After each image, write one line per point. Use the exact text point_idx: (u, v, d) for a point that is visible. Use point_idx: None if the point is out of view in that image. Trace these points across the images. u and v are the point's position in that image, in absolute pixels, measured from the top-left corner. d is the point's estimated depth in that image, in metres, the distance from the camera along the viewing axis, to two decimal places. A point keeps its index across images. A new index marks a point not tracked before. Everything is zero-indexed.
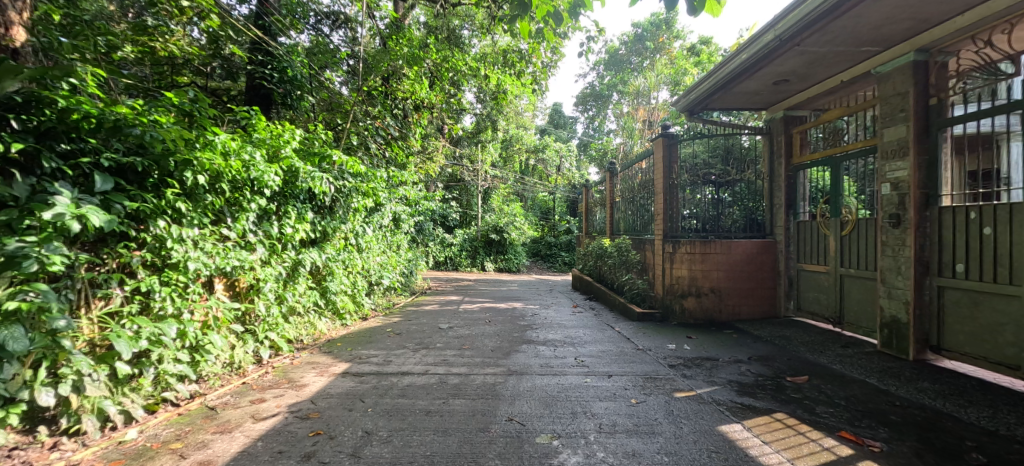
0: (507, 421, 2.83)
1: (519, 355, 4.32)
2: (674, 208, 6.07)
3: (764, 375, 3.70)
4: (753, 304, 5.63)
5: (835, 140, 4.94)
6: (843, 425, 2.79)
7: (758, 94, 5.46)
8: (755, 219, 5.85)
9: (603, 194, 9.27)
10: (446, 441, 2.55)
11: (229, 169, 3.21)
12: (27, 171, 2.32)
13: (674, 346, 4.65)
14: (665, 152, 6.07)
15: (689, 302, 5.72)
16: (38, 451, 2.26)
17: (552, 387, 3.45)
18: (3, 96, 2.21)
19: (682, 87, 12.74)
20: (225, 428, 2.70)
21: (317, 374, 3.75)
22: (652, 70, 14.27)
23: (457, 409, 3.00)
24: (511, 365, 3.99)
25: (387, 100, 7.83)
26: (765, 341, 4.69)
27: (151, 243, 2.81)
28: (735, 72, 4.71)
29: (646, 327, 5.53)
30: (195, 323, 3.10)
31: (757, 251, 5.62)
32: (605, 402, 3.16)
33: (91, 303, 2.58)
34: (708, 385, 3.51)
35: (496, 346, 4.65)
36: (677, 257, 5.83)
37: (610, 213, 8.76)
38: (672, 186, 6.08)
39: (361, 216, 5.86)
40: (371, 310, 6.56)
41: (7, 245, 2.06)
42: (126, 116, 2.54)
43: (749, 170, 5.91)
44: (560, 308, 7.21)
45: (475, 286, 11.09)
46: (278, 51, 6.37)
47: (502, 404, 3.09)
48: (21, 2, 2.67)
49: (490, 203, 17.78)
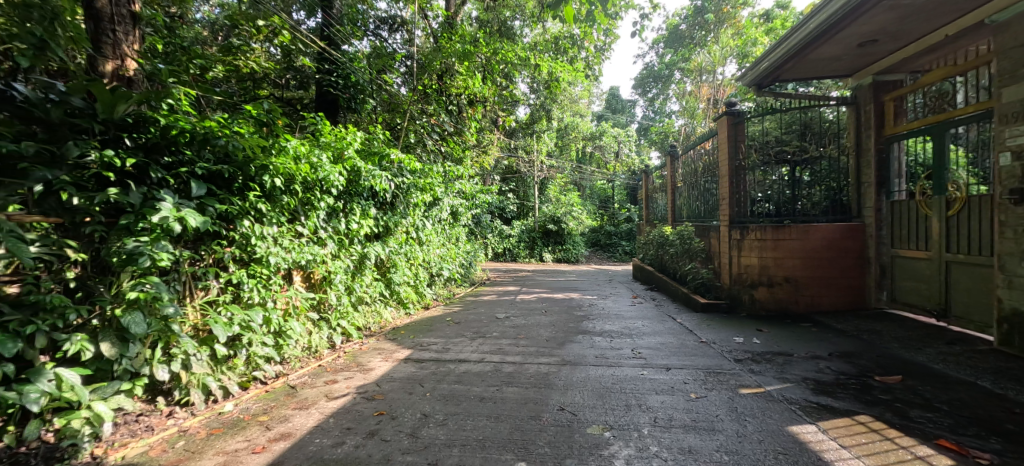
0: (559, 410, 2.94)
1: (574, 345, 4.40)
2: (742, 191, 5.92)
3: (847, 373, 3.54)
4: (836, 295, 5.27)
5: (939, 105, 4.48)
6: (943, 432, 2.63)
7: (840, 60, 5.07)
8: (840, 200, 5.45)
9: (664, 179, 9.06)
10: (498, 427, 2.71)
11: (300, 171, 3.55)
12: (139, 182, 2.69)
13: (743, 339, 4.53)
14: (731, 131, 5.92)
15: (760, 292, 5.53)
16: (159, 417, 2.69)
17: (606, 378, 3.51)
18: (117, 118, 2.56)
19: (750, 59, 11.87)
20: (304, 404, 3.03)
21: (383, 359, 4.06)
22: (717, 44, 13.19)
23: (510, 396, 3.15)
24: (566, 355, 4.09)
25: (442, 97, 8.10)
26: (850, 336, 4.44)
27: (238, 240, 3.19)
28: (812, 35, 4.43)
29: (711, 319, 5.39)
30: (277, 311, 3.48)
31: (842, 236, 5.24)
32: (662, 396, 3.18)
33: (194, 294, 2.98)
34: (779, 382, 3.41)
35: (551, 336, 4.76)
36: (746, 244, 5.63)
37: (671, 199, 8.57)
38: (739, 168, 5.90)
39: (421, 210, 6.19)
40: (432, 299, 6.90)
41: (126, 245, 2.43)
42: (213, 129, 2.87)
43: (831, 145, 5.52)
44: (619, 298, 7.20)
45: (533, 276, 11.26)
46: (343, 59, 6.83)
47: (555, 394, 3.20)
48: (133, 36, 3.13)
49: (547, 193, 17.87)
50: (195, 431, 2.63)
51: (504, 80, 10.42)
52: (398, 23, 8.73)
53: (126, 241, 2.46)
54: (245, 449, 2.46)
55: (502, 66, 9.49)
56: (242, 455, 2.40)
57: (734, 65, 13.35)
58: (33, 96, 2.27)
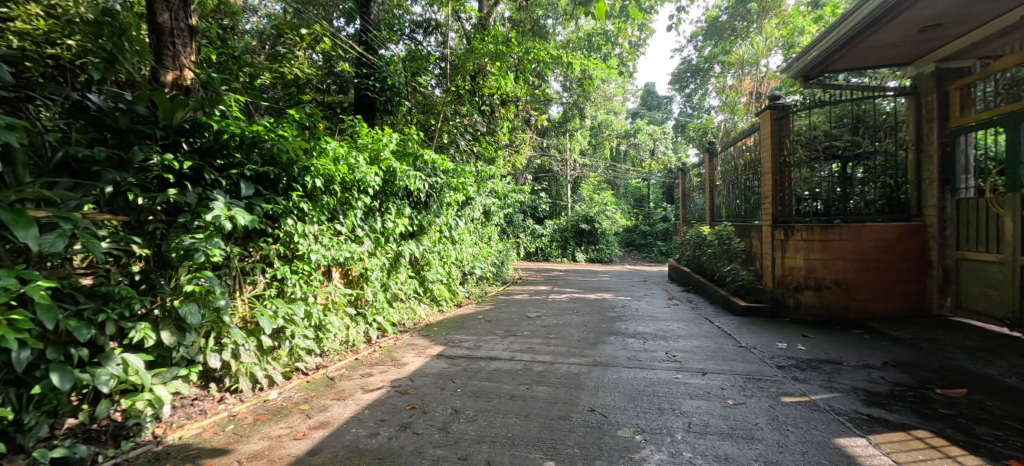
0: (589, 411, 2.95)
1: (605, 346, 4.40)
2: (786, 189, 5.65)
3: (903, 384, 3.33)
4: (892, 301, 4.94)
5: (1012, 94, 4.07)
6: (1013, 452, 2.44)
7: (897, 47, 4.77)
8: (898, 197, 5.12)
9: (702, 177, 8.87)
10: (527, 425, 2.76)
11: (339, 172, 3.72)
12: (195, 183, 2.90)
13: (785, 345, 4.35)
14: (774, 125, 5.65)
15: (807, 296, 5.30)
16: (211, 402, 2.90)
17: (638, 381, 3.50)
18: (176, 125, 2.76)
19: (796, 50, 11.34)
20: (341, 395, 3.18)
21: (416, 354, 4.19)
22: (759, 35, 12.65)
23: (540, 395, 3.20)
24: (597, 356, 4.10)
25: (475, 97, 8.24)
26: (906, 344, 4.19)
27: (282, 238, 3.38)
28: (859, 28, 4.20)
29: (751, 322, 5.22)
30: (317, 305, 3.66)
31: (898, 237, 4.90)
32: (697, 401, 3.12)
33: (243, 288, 3.18)
34: (826, 391, 3.25)
35: (582, 336, 4.78)
36: (791, 245, 5.40)
37: (710, 198, 8.37)
38: (784, 164, 5.63)
39: (454, 210, 6.33)
40: (465, 297, 7.03)
41: (184, 241, 2.62)
42: (260, 132, 3.07)
43: (887, 139, 5.16)
44: (653, 300, 7.11)
45: (566, 276, 11.28)
46: (380, 63, 7.04)
47: (586, 395, 3.22)
48: (190, 48, 3.37)
49: (580, 192, 17.84)
50: (243, 416, 2.81)
51: (537, 79, 10.48)
52: (433, 26, 8.97)
53: (183, 237, 2.64)
54: (288, 435, 2.60)
55: (534, 65, 9.58)
56: (285, 440, 2.54)
57: (779, 56, 12.78)
58: (105, 106, 2.48)
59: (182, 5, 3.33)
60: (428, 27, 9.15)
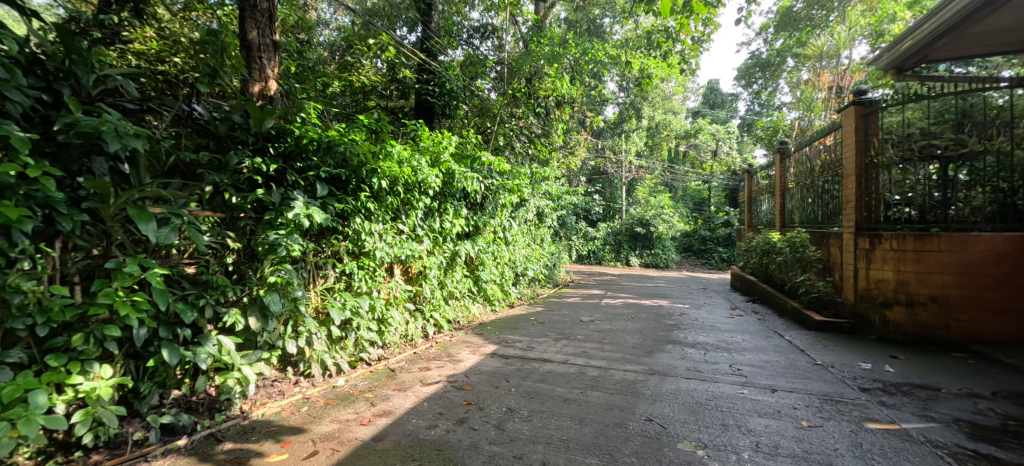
0: (647, 420, 2.82)
1: (662, 355, 4.25)
2: (873, 192, 5.01)
3: (1018, 418, 2.86)
4: (1003, 323, 4.19)
5: None
6: None
7: (1018, 28, 4.26)
8: (1015, 204, 4.25)
9: (772, 180, 8.42)
10: (583, 429, 2.71)
11: (403, 174, 3.94)
12: (279, 184, 3.18)
13: (871, 366, 3.83)
14: (860, 122, 5.11)
15: (896, 313, 4.63)
16: (287, 384, 3.17)
17: (700, 393, 3.28)
18: (264, 131, 3.05)
19: (885, 39, 10.30)
20: (402, 387, 3.36)
21: (471, 352, 4.34)
22: (841, 24, 11.62)
23: (595, 400, 3.15)
24: (653, 364, 3.97)
25: (530, 100, 8.38)
26: (1015, 370, 3.65)
27: (351, 236, 3.61)
28: (967, 12, 3.82)
29: (829, 338, 4.68)
30: (380, 299, 3.90)
31: (1015, 250, 4.16)
32: (766, 419, 2.84)
33: (316, 280, 3.45)
34: (921, 420, 2.84)
35: (637, 344, 4.68)
36: (877, 255, 4.77)
37: (780, 202, 7.89)
38: (872, 165, 5.02)
39: (508, 211, 6.45)
40: (516, 298, 7.11)
41: (269, 237, 2.89)
42: (335, 137, 3.33)
43: (1000, 137, 4.32)
44: (714, 309, 6.84)
45: (619, 281, 11.11)
46: (439, 68, 7.29)
47: (642, 403, 3.09)
48: (275, 61, 3.71)
49: (635, 195, 17.50)
50: (315, 400, 3.04)
51: (594, 80, 10.42)
52: (489, 31, 9.44)
53: (269, 233, 2.92)
54: (355, 420, 2.79)
55: (590, 66, 9.73)
56: (352, 425, 2.72)
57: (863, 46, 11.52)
58: (208, 116, 2.79)
59: (268, 23, 3.69)
60: (485, 32, 9.47)
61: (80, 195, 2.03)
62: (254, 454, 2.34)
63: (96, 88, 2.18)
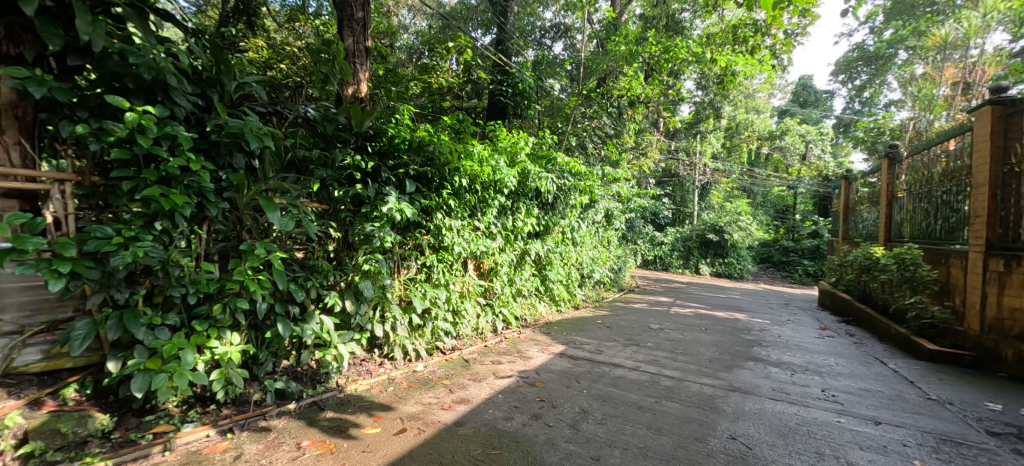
0: (729, 438, 2.74)
1: (743, 371, 4.06)
2: (1011, 205, 4.30)
3: None
4: None
5: None
6: None
7: None
8: None
9: (876, 187, 7.68)
10: (661, 440, 2.70)
11: (483, 173, 4.10)
12: (374, 180, 3.45)
13: (998, 407, 3.41)
14: (998, 124, 4.43)
15: None
16: (373, 365, 3.43)
17: (788, 416, 3.11)
18: (363, 131, 3.33)
19: None
20: (477, 377, 3.53)
21: (540, 350, 4.42)
22: (969, 11, 10.18)
23: (671, 411, 3.11)
24: (732, 380, 3.82)
25: (604, 100, 8.31)
26: None
27: (433, 231, 3.82)
28: None
29: (944, 371, 4.20)
30: (455, 292, 4.11)
31: None
32: (868, 453, 2.65)
33: (400, 271, 3.70)
34: None
35: (713, 357, 4.52)
36: (1014, 280, 4.13)
37: (885, 211, 7.10)
38: (1011, 174, 4.32)
39: (577, 212, 6.47)
40: (582, 299, 7.10)
41: (365, 228, 3.14)
42: (424, 136, 3.56)
43: None
44: (797, 327, 6.41)
45: (688, 289, 10.70)
46: (513, 68, 7.38)
47: (723, 420, 3.00)
48: (366, 66, 4.04)
49: (709, 199, 16.71)
50: (399, 382, 3.28)
51: (672, 79, 10.10)
52: (561, 31, 9.52)
53: (365, 225, 3.18)
54: (437, 404, 2.98)
55: (671, 64, 9.44)
56: (435, 408, 2.91)
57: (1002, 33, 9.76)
58: (318, 117, 3.10)
59: (362, 30, 4.02)
60: (557, 32, 9.59)
61: (223, 186, 2.38)
62: (351, 425, 2.60)
63: (236, 93, 2.56)
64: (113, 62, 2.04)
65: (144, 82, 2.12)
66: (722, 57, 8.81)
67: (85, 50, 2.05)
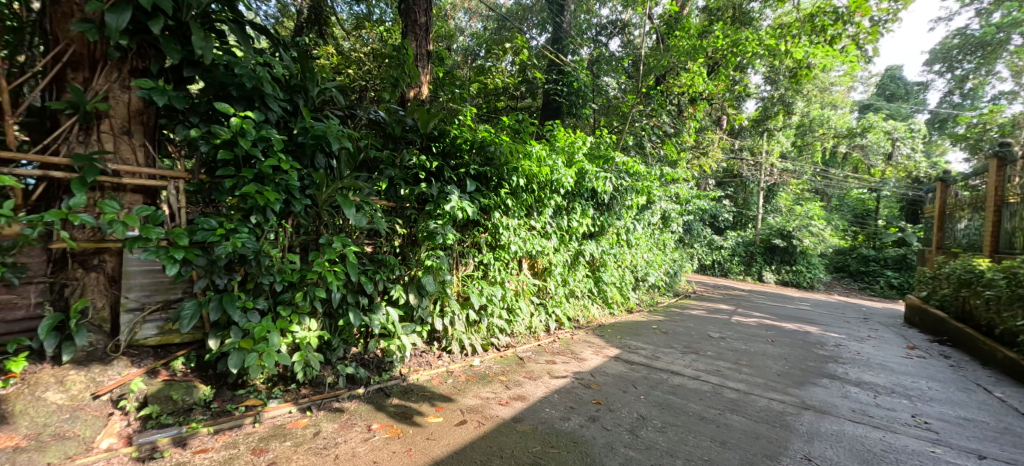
0: (803, 459, 2.63)
1: (817, 389, 3.84)
2: None
3: None
4: None
5: None
6: None
7: None
8: None
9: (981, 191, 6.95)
10: (728, 454, 2.63)
11: (541, 172, 4.15)
12: (437, 178, 3.59)
13: None
14: None
15: None
16: (431, 357, 3.57)
17: (871, 441, 2.93)
18: (428, 132, 3.48)
19: None
20: (533, 375, 3.59)
21: (594, 352, 4.42)
22: None
23: (736, 425, 3.02)
24: (804, 397, 3.63)
25: (664, 97, 8.11)
26: None
27: (491, 229, 3.92)
28: None
29: None
30: (510, 290, 4.20)
31: None
32: None
33: (458, 268, 3.83)
34: None
35: (781, 371, 4.30)
36: None
37: (992, 219, 6.41)
38: None
39: (633, 213, 6.37)
40: (636, 303, 6.96)
41: (429, 226, 3.29)
42: (485, 137, 3.66)
43: None
44: (881, 345, 5.93)
45: (752, 297, 10.19)
46: (568, 67, 7.42)
47: (795, 439, 2.88)
48: (427, 70, 4.21)
49: (775, 202, 15.81)
50: (457, 374, 3.41)
51: (739, 73, 9.64)
52: (618, 28, 9.39)
53: (428, 222, 3.33)
54: (494, 399, 3.07)
55: (740, 58, 9.02)
56: (493, 403, 3.00)
57: None
58: (388, 119, 3.28)
59: (425, 35, 4.20)
60: (613, 29, 9.45)
61: (306, 184, 2.60)
62: (416, 413, 2.74)
63: (319, 98, 2.78)
64: (221, 73, 2.29)
65: (246, 90, 2.36)
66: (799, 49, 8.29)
67: (198, 62, 2.33)
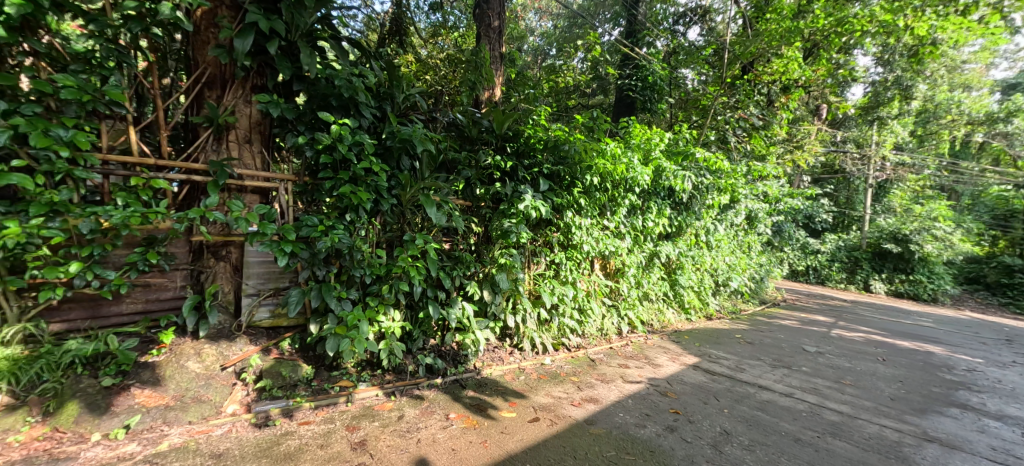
0: None
1: (944, 420, 3.43)
2: None
3: None
4: None
5: None
6: None
7: None
8: None
9: None
10: None
11: (615, 170, 4.10)
12: (510, 177, 3.71)
13: None
14: None
15: None
16: (504, 353, 3.68)
17: None
18: (502, 132, 3.58)
19: None
20: (605, 378, 3.58)
21: (670, 359, 4.30)
22: None
23: (840, 452, 2.81)
24: (926, 427, 3.27)
25: (752, 87, 7.61)
26: None
27: (562, 229, 3.95)
28: None
29: None
30: (582, 290, 4.20)
31: None
32: None
33: (530, 266, 3.92)
34: None
35: (895, 395, 3.89)
36: None
37: None
38: None
39: (714, 213, 6.09)
40: (716, 309, 6.63)
41: (504, 225, 3.40)
42: (560, 136, 3.70)
43: None
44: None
45: (856, 310, 9.23)
46: (643, 61, 7.16)
47: None
48: (500, 71, 4.34)
49: (889, 202, 14.14)
50: (528, 372, 3.50)
51: (845, 55, 8.74)
52: (699, 15, 8.89)
53: (502, 221, 3.44)
54: (567, 399, 3.11)
55: (848, 39, 8.18)
56: (566, 403, 3.04)
57: None
58: (465, 121, 3.44)
59: (497, 38, 4.34)
60: (691, 16, 9.01)
61: (393, 185, 2.81)
62: (491, 406, 2.87)
63: (404, 104, 2.99)
64: (323, 85, 2.56)
65: (344, 100, 2.62)
66: (922, 25, 7.39)
67: (305, 77, 2.62)
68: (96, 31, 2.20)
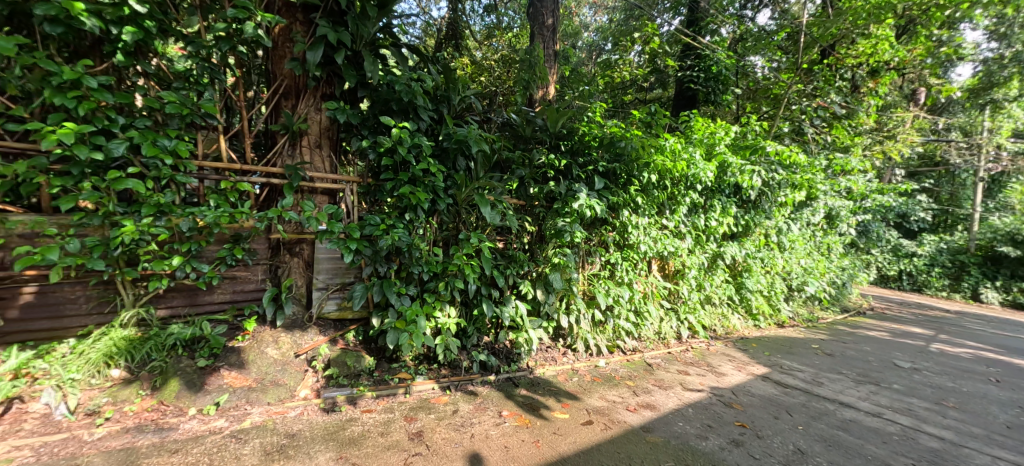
0: None
1: None
2: None
3: None
4: None
5: None
6: None
7: None
8: None
9: None
10: None
11: (675, 167, 3.99)
12: (564, 176, 3.73)
13: None
14: None
15: None
16: (557, 353, 3.70)
17: None
18: (557, 130, 3.60)
19: None
20: (664, 385, 3.51)
21: (735, 368, 4.14)
22: None
23: None
24: None
25: (832, 73, 7.07)
26: None
27: (618, 228, 3.90)
28: None
29: None
30: (638, 292, 4.14)
31: None
32: None
33: (584, 266, 3.92)
34: None
35: (1010, 422, 3.52)
36: None
37: None
38: None
39: (786, 211, 5.77)
40: (788, 317, 6.26)
41: (558, 224, 3.44)
42: (616, 133, 3.66)
43: None
44: None
45: (960, 322, 8.31)
46: (706, 51, 6.86)
47: None
48: (552, 69, 4.35)
49: (1009, 198, 12.46)
50: (582, 373, 3.51)
51: (946, 32, 7.86)
52: None
53: (557, 220, 3.48)
54: (623, 404, 3.09)
55: (953, 13, 7.36)
56: (622, 408, 3.03)
57: None
58: (520, 121, 3.49)
59: (552, 35, 4.34)
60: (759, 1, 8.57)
61: (449, 185, 2.92)
62: (544, 406, 2.91)
63: (460, 106, 3.09)
64: (384, 90, 2.71)
65: (404, 104, 2.75)
66: None
67: (368, 84, 2.79)
68: (193, 51, 2.46)
